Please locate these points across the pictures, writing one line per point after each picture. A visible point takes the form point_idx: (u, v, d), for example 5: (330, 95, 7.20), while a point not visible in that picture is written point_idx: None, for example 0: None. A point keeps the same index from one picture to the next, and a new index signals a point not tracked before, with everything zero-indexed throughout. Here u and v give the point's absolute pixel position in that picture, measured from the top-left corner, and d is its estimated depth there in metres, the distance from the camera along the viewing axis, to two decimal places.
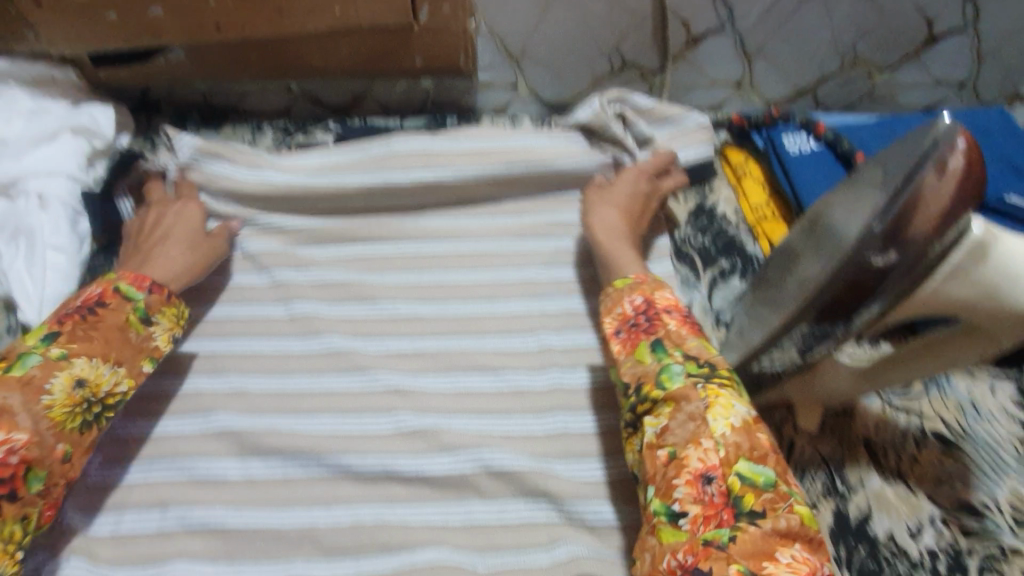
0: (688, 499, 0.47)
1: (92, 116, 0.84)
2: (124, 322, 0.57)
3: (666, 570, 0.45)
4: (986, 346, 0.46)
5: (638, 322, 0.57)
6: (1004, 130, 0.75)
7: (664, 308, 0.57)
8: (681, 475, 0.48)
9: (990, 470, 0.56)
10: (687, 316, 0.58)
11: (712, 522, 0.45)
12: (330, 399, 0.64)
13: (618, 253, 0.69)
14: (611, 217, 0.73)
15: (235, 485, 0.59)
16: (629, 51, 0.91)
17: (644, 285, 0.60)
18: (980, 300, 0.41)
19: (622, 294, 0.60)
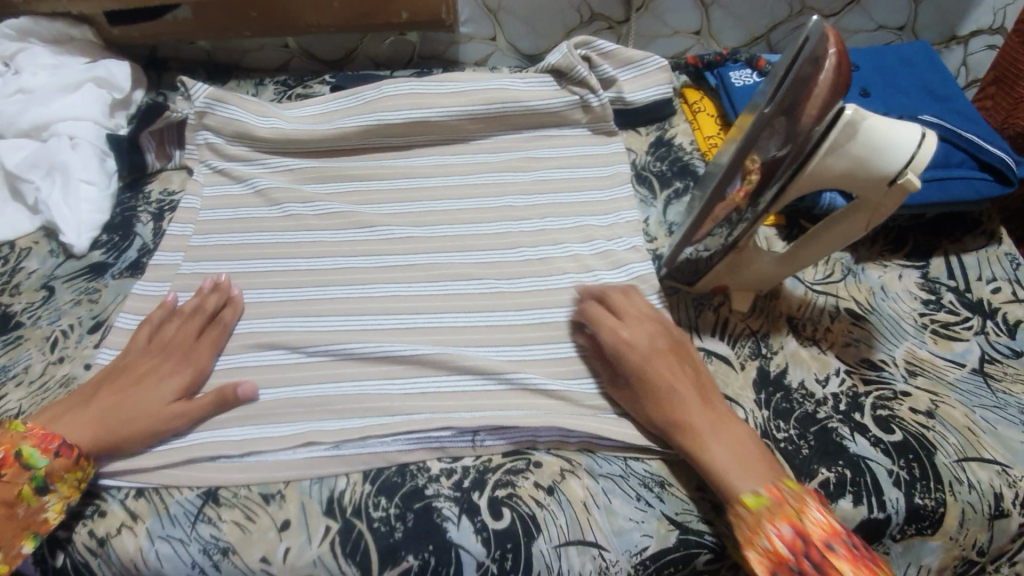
0: None
1: (109, 70, 0.94)
2: (15, 496, 0.53)
3: None
4: (870, 218, 0.56)
5: (800, 566, 0.49)
6: (925, 61, 0.85)
7: (821, 541, 0.49)
8: None
9: (891, 335, 0.67)
10: (849, 540, 0.49)
11: None
12: (336, 304, 0.72)
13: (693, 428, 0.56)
14: (674, 382, 0.59)
15: (252, 369, 0.67)
16: (596, 3, 0.99)
17: (784, 506, 0.51)
18: (854, 171, 0.52)
19: (759, 519, 0.51)
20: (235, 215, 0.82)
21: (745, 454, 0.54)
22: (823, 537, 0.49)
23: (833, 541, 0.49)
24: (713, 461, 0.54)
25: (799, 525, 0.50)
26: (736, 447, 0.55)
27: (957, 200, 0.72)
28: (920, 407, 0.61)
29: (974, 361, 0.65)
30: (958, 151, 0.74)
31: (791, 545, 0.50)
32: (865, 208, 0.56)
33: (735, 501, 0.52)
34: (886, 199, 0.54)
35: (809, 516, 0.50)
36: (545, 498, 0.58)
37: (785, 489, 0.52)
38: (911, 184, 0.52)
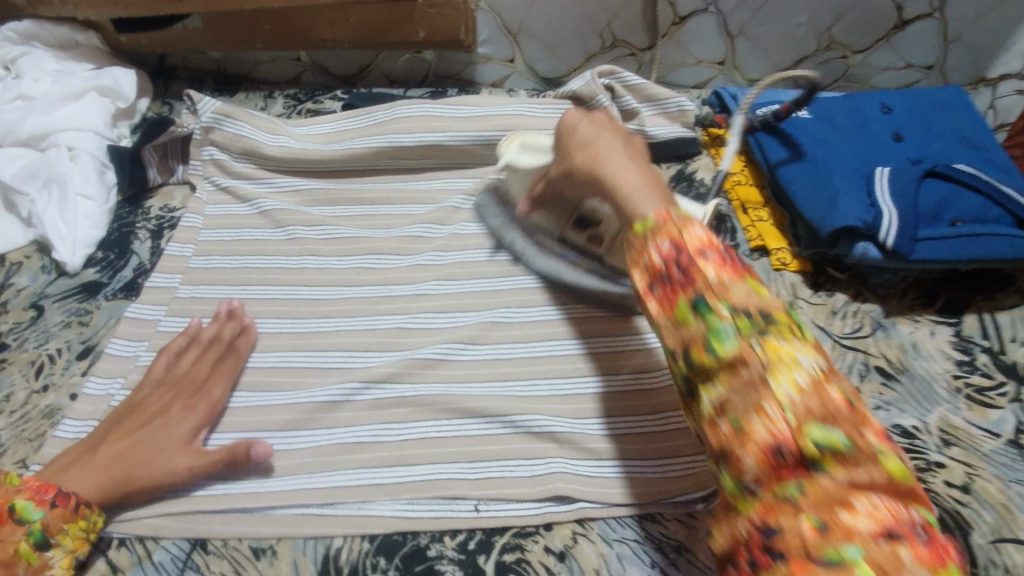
0: (651, 282, 0.48)
1: (115, 78, 0.91)
2: (11, 555, 0.49)
3: (647, 262, 0.48)
4: (576, 152, 0.59)
5: (669, 275, 0.47)
6: (959, 107, 0.82)
7: (695, 248, 0.46)
8: (640, 265, 0.49)
9: (923, 400, 0.64)
10: (727, 253, 0.47)
11: (673, 303, 0.46)
12: (337, 337, 0.69)
13: (603, 172, 0.56)
14: (612, 172, 0.55)
15: (244, 408, 0.64)
16: (619, 29, 0.97)
17: (665, 224, 0.49)
18: (560, 135, 0.62)
19: (643, 241, 0.49)
20: (238, 236, 0.79)
21: (648, 184, 0.53)
22: (698, 245, 0.46)
23: (659, 277, 0.47)
24: (618, 179, 0.54)
25: (678, 238, 0.47)
26: (641, 176, 0.54)
27: (990, 257, 0.68)
28: (955, 480, 0.58)
29: (1010, 432, 0.62)
30: (995, 206, 0.70)
31: (665, 257, 0.47)
32: (565, 152, 0.61)
33: (632, 230, 0.51)
34: (559, 138, 0.62)
35: (698, 242, 0.47)
36: (555, 565, 0.54)
37: (671, 214, 0.49)
38: (567, 126, 0.62)
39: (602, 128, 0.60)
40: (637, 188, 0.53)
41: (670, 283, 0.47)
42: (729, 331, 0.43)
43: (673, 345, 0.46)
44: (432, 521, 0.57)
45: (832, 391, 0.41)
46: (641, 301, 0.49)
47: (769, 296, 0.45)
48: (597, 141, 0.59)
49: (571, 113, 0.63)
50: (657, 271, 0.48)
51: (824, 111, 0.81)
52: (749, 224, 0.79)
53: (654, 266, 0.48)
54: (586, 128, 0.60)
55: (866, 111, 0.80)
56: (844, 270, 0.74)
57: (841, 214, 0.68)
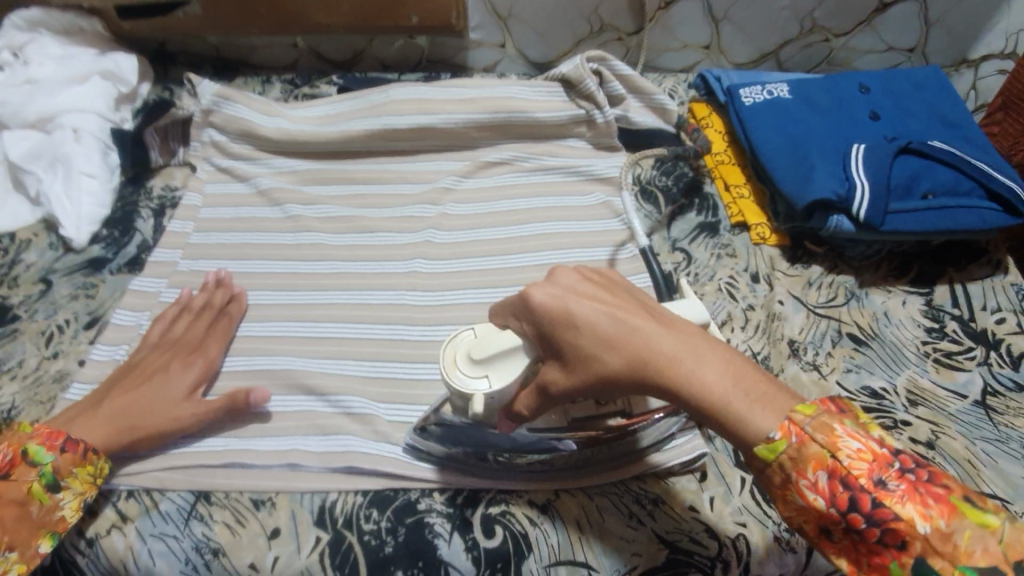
0: (823, 512, 0.37)
1: (117, 63, 0.94)
2: (24, 495, 0.52)
3: (806, 502, 0.38)
4: (586, 335, 0.42)
5: (850, 521, 0.36)
6: (937, 87, 0.84)
7: (857, 470, 0.36)
8: (797, 488, 0.38)
9: (892, 363, 0.67)
10: (913, 470, 0.36)
11: (869, 564, 0.36)
12: (332, 309, 0.72)
13: (665, 371, 0.40)
14: (661, 388, 0.41)
15: (243, 375, 0.67)
16: (607, 14, 0.99)
17: (807, 446, 0.37)
18: (580, 358, 0.43)
19: (784, 472, 0.38)
20: (236, 214, 0.82)
21: (733, 378, 0.40)
22: (867, 471, 0.36)
23: (841, 513, 0.37)
24: (704, 390, 0.39)
25: (841, 469, 0.37)
26: (720, 368, 0.40)
27: (959, 227, 0.71)
28: (920, 438, 0.60)
29: (976, 394, 0.65)
30: (966, 179, 0.72)
31: (833, 498, 0.37)
32: (573, 358, 0.44)
33: (753, 448, 0.38)
34: (550, 327, 0.44)
35: (897, 503, 0.35)
36: (538, 516, 0.58)
37: (802, 421, 0.38)
38: (579, 346, 0.43)
39: (615, 308, 0.43)
40: (730, 389, 0.39)
41: (863, 541, 0.36)
42: None
43: None
44: (423, 477, 0.60)
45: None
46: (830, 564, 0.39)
47: (1006, 530, 0.34)
48: (620, 318, 0.43)
49: (538, 293, 0.45)
50: (834, 503, 0.37)
51: (805, 92, 0.83)
52: (731, 201, 0.82)
53: (823, 489, 0.37)
54: (587, 307, 0.43)
55: (845, 91, 0.83)
56: (821, 244, 0.77)
57: (815, 188, 0.71)
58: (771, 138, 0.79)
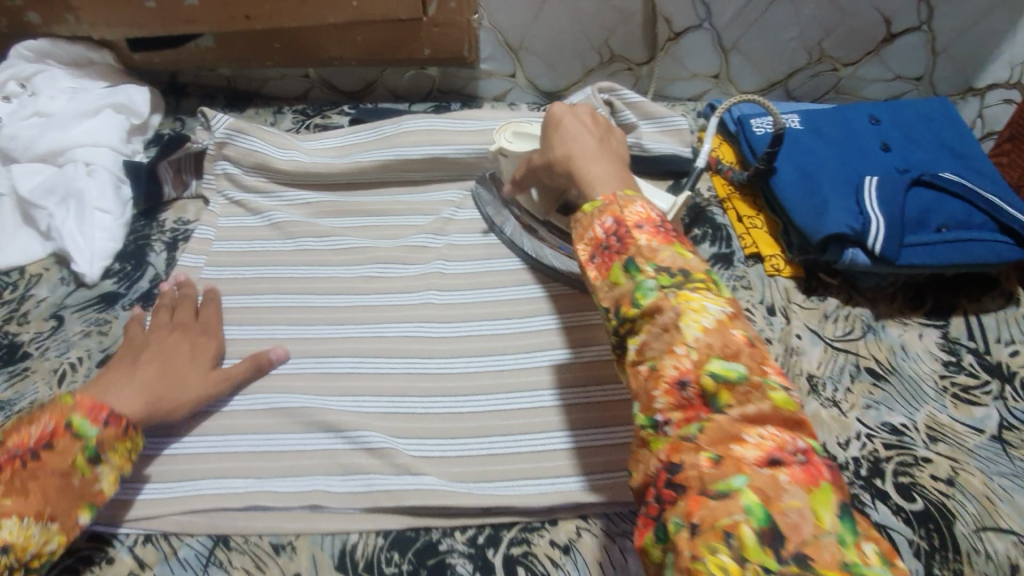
0: (591, 263, 0.48)
1: (129, 96, 0.95)
2: (69, 466, 0.53)
3: (592, 233, 0.49)
4: (556, 126, 0.61)
5: (609, 244, 0.48)
6: (945, 118, 0.85)
7: (633, 222, 0.47)
8: (585, 248, 0.49)
9: (911, 399, 0.67)
10: (662, 226, 0.48)
11: (608, 268, 0.47)
12: (348, 344, 0.72)
13: (580, 167, 0.55)
14: (596, 167, 0.55)
15: (259, 413, 0.66)
16: (616, 45, 1.00)
17: (614, 203, 0.50)
18: (547, 152, 0.60)
19: (591, 217, 0.50)
20: (251, 247, 0.82)
21: (619, 179, 0.54)
22: (638, 220, 0.48)
23: (601, 247, 0.48)
24: (592, 177, 0.54)
25: (620, 216, 0.48)
26: (611, 166, 0.55)
27: (973, 260, 0.71)
28: (941, 474, 0.61)
29: (994, 428, 0.64)
30: (978, 212, 0.73)
31: (608, 232, 0.48)
32: (545, 142, 0.61)
33: (581, 215, 0.51)
34: (544, 128, 0.62)
35: (630, 209, 0.49)
36: (560, 558, 0.57)
37: (691, 293, 0.43)
38: (551, 121, 0.61)
39: (591, 124, 0.61)
40: (607, 175, 0.54)
41: (609, 252, 0.47)
42: (652, 286, 0.44)
43: (607, 305, 0.46)
44: (443, 519, 0.59)
45: (735, 333, 0.41)
46: (584, 272, 0.49)
47: (693, 259, 0.46)
48: (571, 124, 0.60)
49: (555, 109, 0.62)
50: (604, 255, 0.48)
51: (816, 123, 0.84)
52: (744, 232, 0.82)
53: (605, 247, 0.48)
54: (569, 124, 0.60)
55: (855, 123, 0.83)
56: (835, 275, 0.77)
57: (830, 222, 0.72)
58: (785, 170, 0.79)
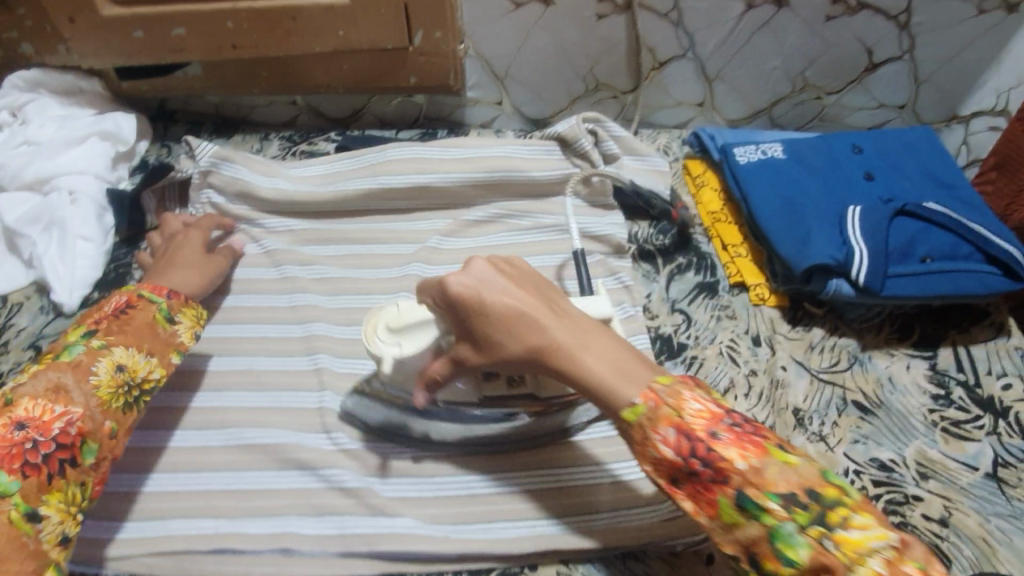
0: (694, 501, 0.46)
1: (117, 123, 0.95)
2: (152, 319, 0.64)
3: (668, 457, 0.46)
4: (476, 315, 0.51)
5: (697, 471, 0.46)
6: (928, 147, 0.85)
7: (704, 432, 0.46)
8: (685, 490, 0.47)
9: (900, 433, 0.66)
10: (738, 424, 0.47)
11: (714, 505, 0.45)
12: (325, 377, 0.70)
13: (556, 358, 0.50)
14: (559, 333, 0.50)
15: (234, 450, 0.65)
16: (602, 74, 1.01)
17: (662, 406, 0.47)
18: (485, 344, 0.51)
19: (644, 429, 0.47)
20: (231, 275, 0.80)
21: (617, 362, 0.50)
22: (705, 425, 0.46)
23: (702, 480, 0.46)
24: (587, 369, 0.49)
25: (681, 423, 0.46)
26: (607, 355, 0.50)
27: (959, 292, 0.70)
28: (932, 514, 0.60)
29: (987, 465, 0.63)
30: (963, 242, 0.72)
31: (680, 449, 0.46)
32: (484, 339, 0.51)
33: (635, 431, 0.48)
34: (465, 312, 0.51)
35: (687, 409, 0.47)
36: None
37: (771, 470, 0.44)
38: (472, 300, 0.51)
39: (514, 281, 0.52)
40: (611, 370, 0.49)
41: (701, 482, 0.46)
42: (790, 528, 0.42)
43: (735, 551, 0.45)
44: (418, 563, 0.58)
45: (908, 565, 0.40)
46: (676, 500, 0.48)
47: (802, 467, 0.45)
48: (510, 300, 0.50)
49: (452, 282, 0.51)
50: (709, 493, 0.45)
51: (800, 152, 0.84)
52: (729, 260, 0.82)
53: (699, 482, 0.46)
54: (494, 297, 0.51)
55: (838, 152, 0.83)
56: (821, 305, 0.76)
57: (814, 253, 0.71)
58: (768, 200, 0.79)
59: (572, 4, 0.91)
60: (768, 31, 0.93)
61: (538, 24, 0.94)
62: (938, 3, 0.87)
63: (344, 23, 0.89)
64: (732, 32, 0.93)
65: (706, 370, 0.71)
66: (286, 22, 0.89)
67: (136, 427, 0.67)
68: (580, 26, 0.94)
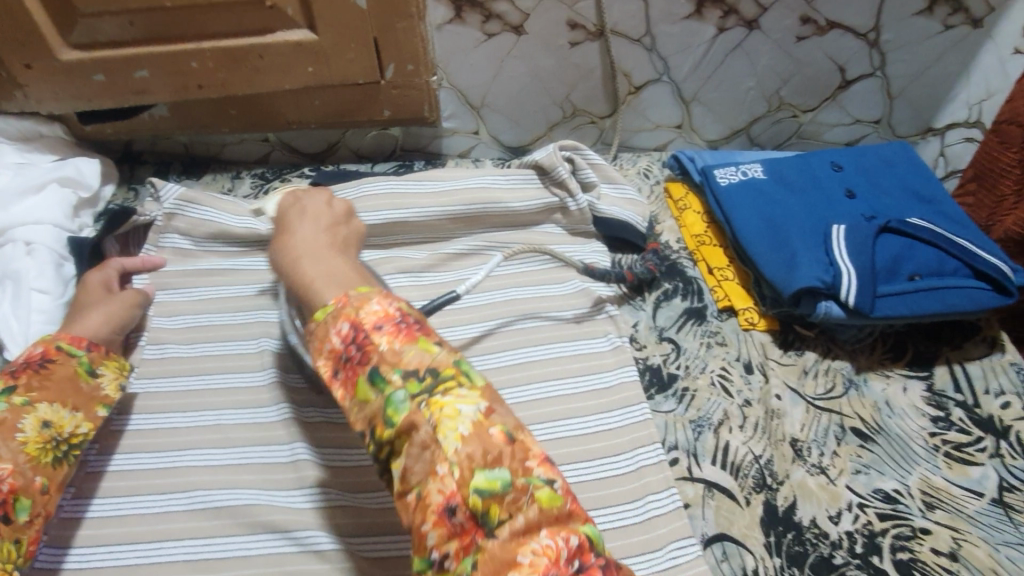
0: (344, 385, 0.45)
1: (78, 169, 0.92)
2: (72, 373, 0.61)
3: (331, 341, 0.47)
4: (283, 225, 0.63)
5: (347, 355, 0.46)
6: (908, 162, 0.84)
7: (368, 323, 0.46)
8: (339, 373, 0.46)
9: (902, 460, 0.64)
10: (403, 324, 0.46)
11: (353, 385, 0.45)
12: (298, 429, 0.66)
13: (298, 262, 0.57)
14: (327, 251, 0.58)
15: (200, 514, 0.61)
16: (578, 100, 1.00)
17: (347, 305, 0.48)
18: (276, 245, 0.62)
19: (325, 326, 0.47)
20: (189, 322, 0.76)
21: (342, 280, 0.54)
22: (374, 321, 0.46)
23: (349, 361, 0.46)
24: (310, 278, 0.55)
25: (354, 318, 0.47)
26: (341, 273, 0.55)
27: (950, 309, 0.69)
28: (942, 547, 0.58)
29: (993, 490, 0.61)
30: (949, 259, 0.71)
31: (343, 338, 0.46)
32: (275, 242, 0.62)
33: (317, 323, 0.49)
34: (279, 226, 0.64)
35: (365, 309, 0.47)
36: None
37: (409, 355, 0.44)
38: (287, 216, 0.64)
39: (320, 216, 0.64)
40: (324, 278, 0.54)
41: (350, 365, 0.45)
42: (403, 400, 0.42)
43: (361, 428, 0.44)
44: None
45: (494, 432, 0.41)
46: (331, 389, 0.47)
47: (443, 354, 0.45)
48: (305, 222, 0.62)
49: (288, 202, 0.67)
50: (354, 372, 0.45)
51: (780, 173, 0.83)
52: (715, 284, 0.80)
53: (353, 370, 0.45)
54: (298, 219, 0.63)
55: (818, 171, 0.82)
56: (812, 327, 0.74)
57: (801, 276, 0.70)
58: (750, 222, 0.78)
59: (544, 33, 0.91)
60: (740, 52, 0.93)
61: (511, 53, 0.93)
62: (906, 21, 0.87)
63: (314, 59, 0.87)
64: (704, 55, 0.93)
65: (698, 402, 0.68)
66: (254, 60, 0.86)
67: (96, 495, 0.62)
68: (553, 54, 0.93)
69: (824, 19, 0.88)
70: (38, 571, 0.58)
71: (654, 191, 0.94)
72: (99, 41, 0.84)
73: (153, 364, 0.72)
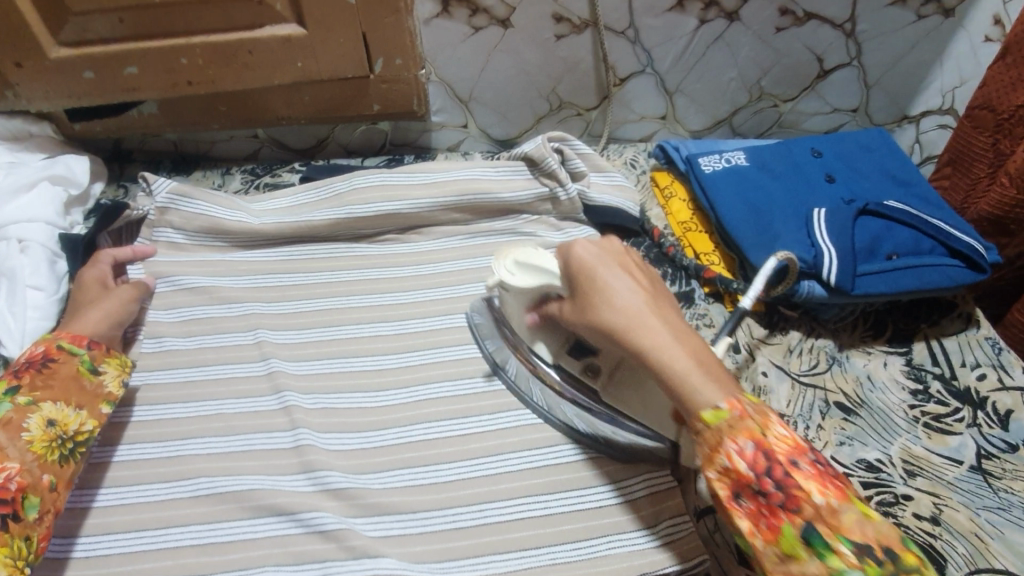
0: (750, 518, 0.44)
1: (68, 166, 0.91)
2: (75, 372, 0.62)
3: (731, 462, 0.44)
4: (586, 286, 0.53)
5: (762, 492, 0.43)
6: (885, 147, 0.87)
7: (784, 456, 0.43)
8: (740, 504, 0.45)
9: (883, 431, 0.66)
10: (823, 466, 0.44)
11: (771, 525, 0.43)
12: (298, 415, 0.67)
13: (643, 345, 0.48)
14: (668, 318, 0.51)
15: (204, 500, 0.61)
16: (565, 92, 1.02)
17: (746, 420, 0.44)
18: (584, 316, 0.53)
19: (719, 435, 0.45)
20: (173, 316, 0.75)
21: (699, 355, 0.48)
22: (788, 453, 0.44)
23: (757, 496, 0.44)
24: (669, 361, 0.47)
25: (761, 441, 0.44)
26: (689, 347, 0.49)
27: (926, 287, 0.72)
28: (924, 512, 0.60)
29: (971, 457, 0.64)
30: (925, 238, 0.74)
31: (754, 464, 0.44)
32: (589, 311, 0.52)
33: (700, 426, 0.46)
34: (577, 280, 0.54)
35: (772, 433, 0.44)
36: None
37: (850, 522, 0.41)
38: (585, 269, 0.54)
39: (623, 265, 0.54)
40: (689, 355, 0.48)
41: (768, 504, 0.43)
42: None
43: None
44: None
45: None
46: (731, 516, 0.45)
47: (881, 522, 0.42)
48: (620, 279, 0.52)
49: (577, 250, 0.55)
50: (767, 513, 0.43)
51: (762, 160, 0.85)
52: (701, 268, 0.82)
53: (765, 509, 0.43)
54: (608, 274, 0.53)
55: (799, 157, 0.85)
56: (796, 307, 0.76)
57: None
58: (735, 208, 0.80)
59: (531, 27, 0.92)
60: (721, 44, 0.95)
61: (498, 47, 0.95)
62: (881, 11, 0.90)
63: (302, 54, 0.88)
64: (687, 47, 0.95)
65: None
66: (243, 56, 0.87)
67: (99, 485, 0.63)
68: (539, 47, 0.95)
69: (801, 10, 0.91)
70: (47, 561, 0.58)
71: (642, 180, 0.96)
72: (87, 39, 0.84)
73: (151, 357, 0.72)
